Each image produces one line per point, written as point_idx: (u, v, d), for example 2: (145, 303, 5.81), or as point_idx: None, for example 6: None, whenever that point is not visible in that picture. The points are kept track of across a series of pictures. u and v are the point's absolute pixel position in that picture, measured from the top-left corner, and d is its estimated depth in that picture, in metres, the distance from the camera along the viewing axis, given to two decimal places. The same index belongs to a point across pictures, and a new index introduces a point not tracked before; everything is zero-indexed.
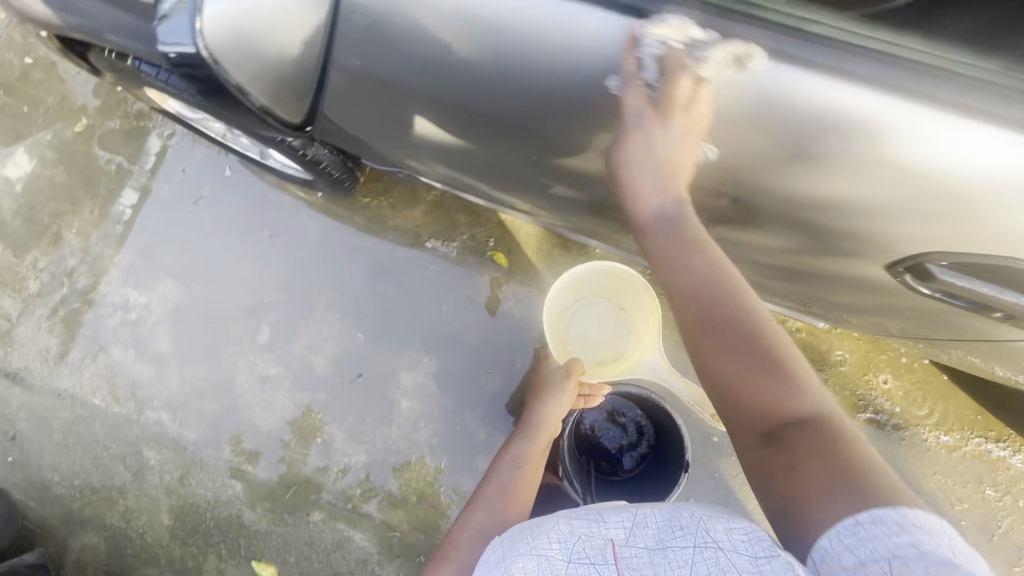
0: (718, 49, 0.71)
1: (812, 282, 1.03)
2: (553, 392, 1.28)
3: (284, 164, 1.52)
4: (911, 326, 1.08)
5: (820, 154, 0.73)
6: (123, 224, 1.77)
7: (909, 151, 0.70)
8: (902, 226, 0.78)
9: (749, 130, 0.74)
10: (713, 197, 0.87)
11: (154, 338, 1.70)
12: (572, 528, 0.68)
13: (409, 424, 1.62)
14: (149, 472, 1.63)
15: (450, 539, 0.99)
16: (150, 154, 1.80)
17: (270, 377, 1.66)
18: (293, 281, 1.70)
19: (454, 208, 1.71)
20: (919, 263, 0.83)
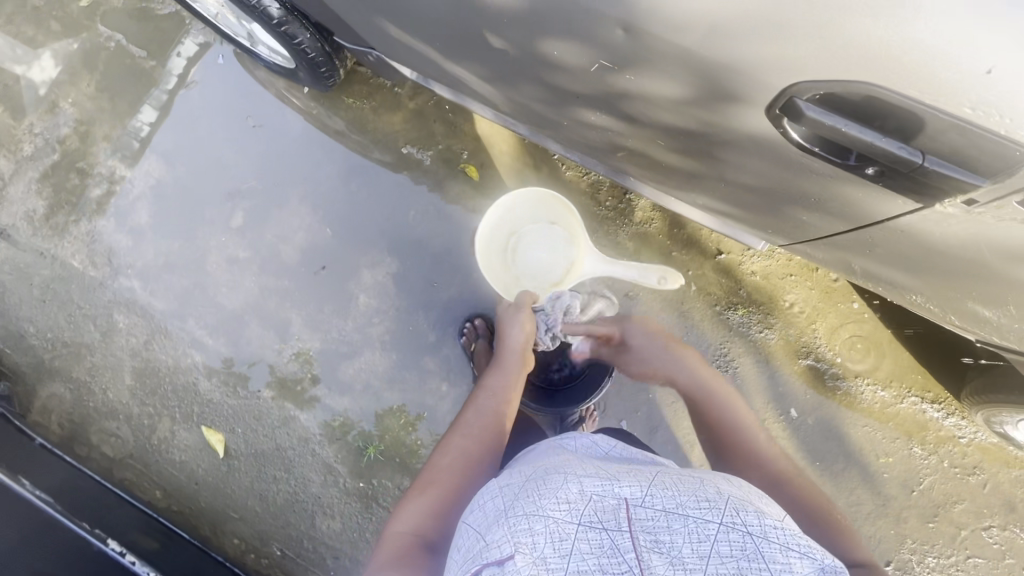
0: None
1: (721, 178, 0.91)
2: (516, 319, 1.26)
3: (271, 48, 1.55)
4: (876, 264, 0.98)
5: None
6: (139, 140, 1.80)
7: None
8: (794, 58, 0.60)
9: None
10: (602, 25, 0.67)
11: (134, 211, 1.77)
12: (582, 490, 0.61)
13: (364, 318, 1.68)
14: (117, 333, 1.72)
15: (432, 465, 0.90)
16: (172, 75, 1.83)
17: (238, 259, 1.73)
18: (270, 171, 1.76)
19: (433, 118, 1.74)
20: (801, 106, 0.64)
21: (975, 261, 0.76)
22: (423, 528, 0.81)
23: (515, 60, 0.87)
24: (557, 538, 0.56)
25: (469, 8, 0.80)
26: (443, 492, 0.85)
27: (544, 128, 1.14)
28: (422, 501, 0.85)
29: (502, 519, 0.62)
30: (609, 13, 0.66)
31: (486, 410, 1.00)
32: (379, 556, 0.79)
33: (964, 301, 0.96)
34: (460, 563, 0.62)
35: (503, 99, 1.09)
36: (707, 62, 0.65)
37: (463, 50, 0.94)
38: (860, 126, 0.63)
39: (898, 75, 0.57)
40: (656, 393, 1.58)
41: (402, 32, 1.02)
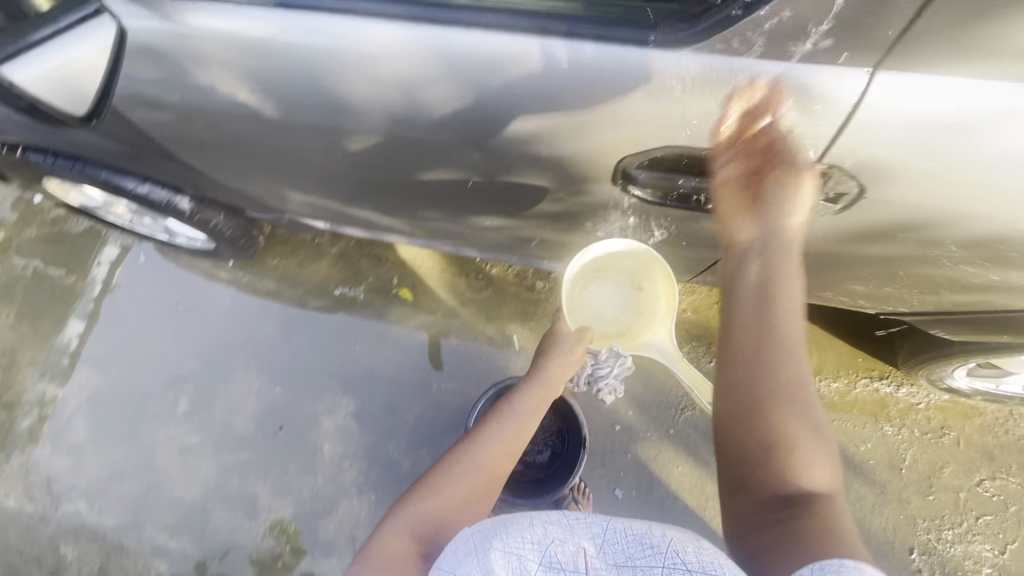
0: (371, 31, 0.70)
1: (610, 240, 1.04)
2: (566, 348, 1.12)
3: (189, 236, 1.64)
4: None
5: (507, 100, 0.71)
6: (70, 355, 1.79)
7: (571, 77, 0.67)
8: (619, 146, 0.74)
9: (450, 93, 0.72)
10: (466, 152, 0.80)
11: (72, 428, 1.71)
12: (544, 532, 0.67)
13: (333, 467, 1.63)
14: (67, 568, 1.57)
15: (446, 478, 0.86)
16: (97, 282, 1.87)
17: (191, 445, 1.67)
18: (209, 348, 1.77)
19: (357, 256, 1.85)
20: (634, 172, 0.77)
21: (820, 246, 0.91)
22: (419, 531, 0.77)
23: (406, 193, 0.99)
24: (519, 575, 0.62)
25: (353, 164, 0.93)
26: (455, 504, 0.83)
27: (454, 240, 1.26)
28: (431, 504, 0.82)
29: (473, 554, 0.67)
30: (466, 142, 0.78)
31: (507, 431, 0.96)
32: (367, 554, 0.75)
33: (850, 283, 1.09)
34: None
35: (410, 225, 1.21)
36: (552, 158, 0.78)
37: (362, 196, 1.06)
38: (681, 175, 0.77)
39: (694, 132, 0.71)
40: (639, 451, 1.59)
41: (305, 194, 1.15)
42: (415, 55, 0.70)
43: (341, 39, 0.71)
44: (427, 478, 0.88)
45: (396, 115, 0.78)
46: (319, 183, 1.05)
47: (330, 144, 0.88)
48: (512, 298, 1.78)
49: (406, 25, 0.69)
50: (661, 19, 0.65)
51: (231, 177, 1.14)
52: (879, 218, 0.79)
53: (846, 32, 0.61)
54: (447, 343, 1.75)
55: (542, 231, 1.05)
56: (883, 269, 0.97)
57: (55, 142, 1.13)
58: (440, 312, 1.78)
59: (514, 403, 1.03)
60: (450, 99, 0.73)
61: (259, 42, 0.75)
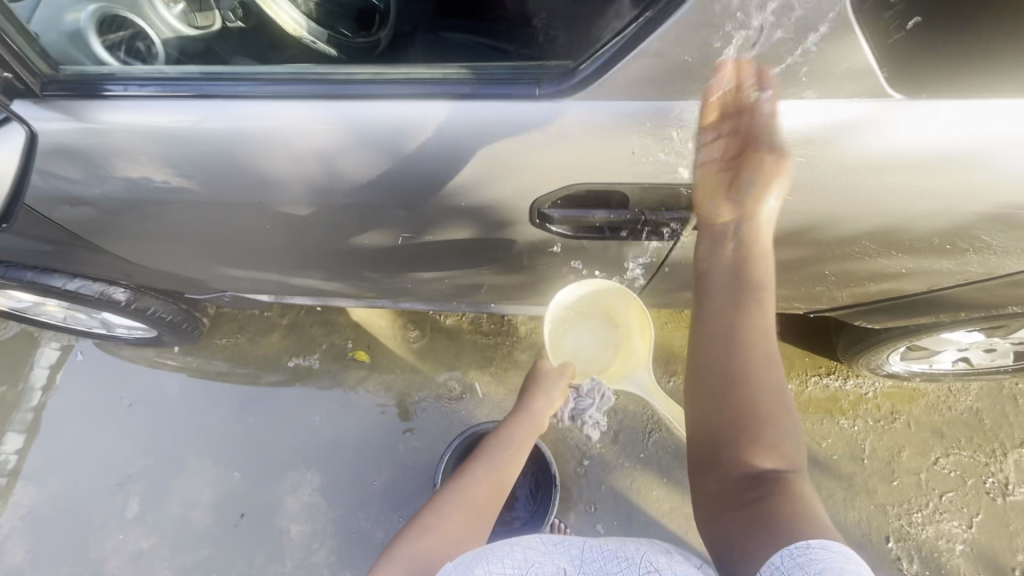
0: (285, 111, 0.74)
1: (545, 277, 1.08)
2: (550, 384, 1.08)
3: (129, 327, 1.60)
4: (712, 290, 1.16)
5: (420, 159, 0.75)
6: (9, 472, 1.65)
7: (476, 132, 0.73)
8: (533, 190, 0.79)
9: (367, 157, 0.76)
10: (391, 212, 0.84)
11: (6, 553, 1.56)
12: (520, 557, 0.67)
13: (302, 549, 1.54)
14: None
15: (428, 518, 0.84)
16: (36, 388, 1.76)
17: (144, 550, 1.55)
18: (159, 441, 1.68)
19: (309, 324, 1.84)
20: (547, 212, 0.82)
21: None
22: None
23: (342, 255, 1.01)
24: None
25: (283, 234, 0.94)
26: (431, 550, 0.78)
27: (399, 296, 1.28)
28: (409, 549, 0.78)
29: None
30: (389, 202, 0.82)
31: (487, 472, 0.94)
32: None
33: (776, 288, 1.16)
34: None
35: (354, 286, 1.22)
36: (472, 208, 0.82)
37: (299, 264, 1.08)
38: (593, 210, 0.82)
39: (593, 171, 0.76)
40: (613, 482, 1.59)
41: (243, 270, 1.15)
42: (328, 127, 0.74)
43: (256, 120, 0.75)
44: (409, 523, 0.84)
45: (317, 184, 0.80)
46: (255, 257, 1.06)
47: (257, 218, 0.89)
48: (470, 346, 1.79)
49: (317, 102, 0.74)
50: (545, 79, 0.73)
51: (164, 262, 1.13)
52: (777, 227, 0.86)
53: (700, 74, 0.70)
54: (410, 399, 1.73)
55: (481, 277, 1.09)
56: (797, 272, 1.05)
57: None
58: (399, 369, 1.77)
59: (497, 444, 1.00)
60: (364, 165, 0.77)
61: (175, 131, 0.78)
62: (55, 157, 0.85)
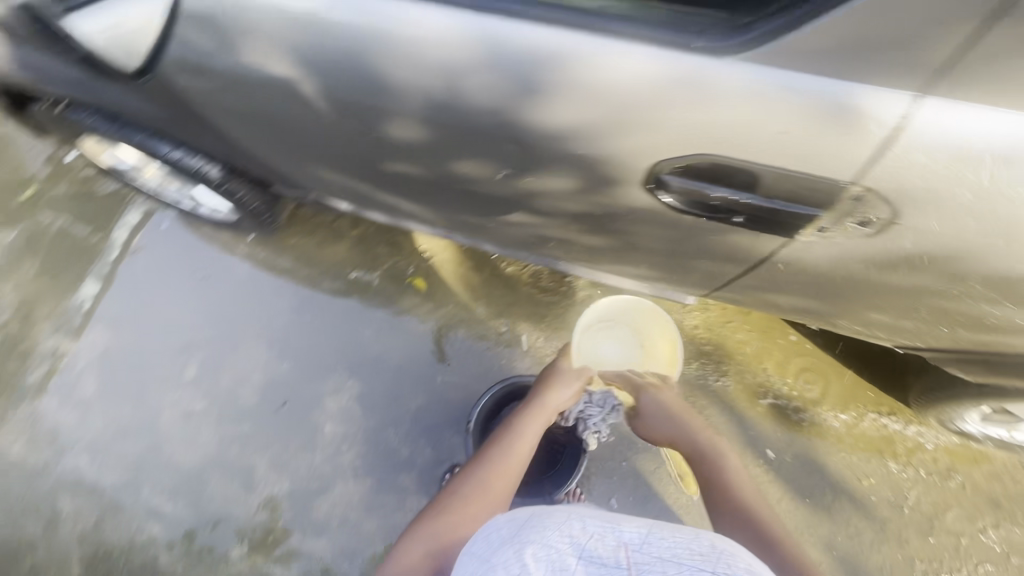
0: (420, 15, 0.72)
1: (630, 247, 1.03)
2: (563, 382, 1.24)
3: (213, 206, 1.67)
4: (800, 299, 1.09)
5: (547, 91, 0.71)
6: (81, 315, 1.81)
7: (614, 75, 0.68)
8: (656, 150, 0.73)
9: (492, 79, 0.72)
10: (498, 144, 0.80)
11: (80, 384, 1.73)
12: (584, 527, 0.74)
13: (332, 448, 1.64)
14: (62, 520, 1.59)
15: (454, 494, 0.99)
16: (115, 246, 1.90)
17: (195, 412, 1.69)
18: (222, 318, 1.79)
19: (375, 242, 1.87)
20: (664, 178, 0.77)
21: (846, 273, 0.89)
22: (429, 552, 0.89)
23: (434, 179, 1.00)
24: (559, 565, 0.68)
25: (383, 146, 0.93)
26: (456, 518, 0.94)
27: (475, 233, 1.27)
28: (438, 521, 0.94)
29: (513, 543, 0.72)
30: (500, 133, 0.78)
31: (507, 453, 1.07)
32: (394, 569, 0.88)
33: (871, 314, 1.07)
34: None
35: (433, 214, 1.22)
36: (584, 157, 0.77)
37: (388, 180, 1.08)
38: (716, 187, 0.75)
39: (727, 142, 0.70)
40: (637, 463, 1.58)
41: (333, 174, 1.16)
42: (461, 40, 0.71)
43: (390, 19, 0.73)
44: (439, 499, 1.00)
45: (432, 99, 0.78)
46: (349, 165, 1.07)
47: (365, 126, 0.89)
48: (524, 298, 1.79)
49: (455, 12, 0.71)
50: (708, 32, 0.67)
51: (262, 150, 1.15)
52: (908, 249, 0.78)
53: (884, 54, 0.62)
54: (456, 336, 1.76)
55: (565, 232, 1.06)
56: (905, 303, 0.96)
57: (97, 100, 1.17)
58: (451, 304, 1.79)
59: (515, 430, 1.13)
60: (487, 88, 0.73)
61: (307, 16, 0.77)
62: (188, 22, 0.87)
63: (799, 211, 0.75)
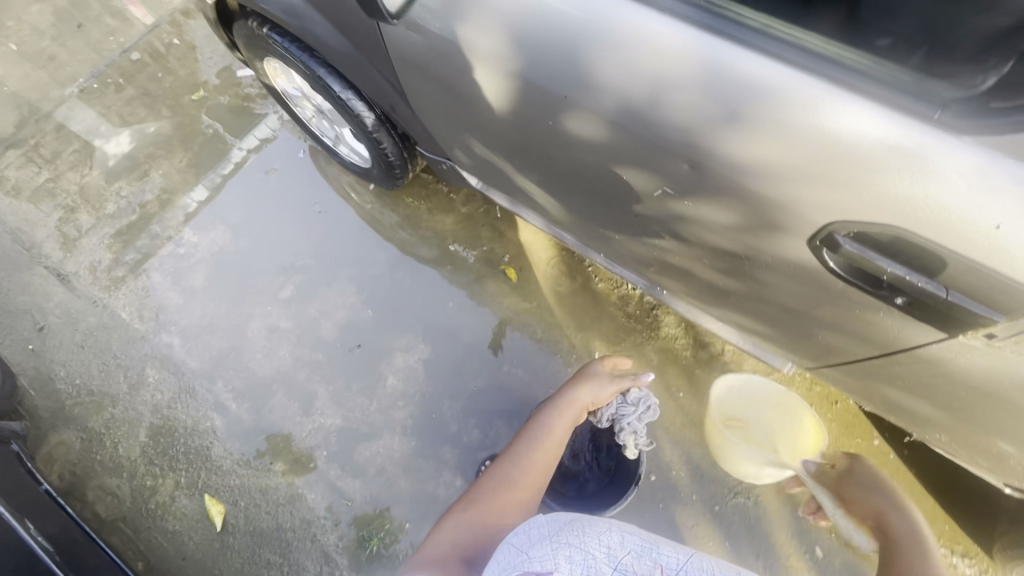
0: (648, 21, 0.75)
1: (756, 297, 1.01)
2: (597, 381, 1.20)
3: (352, 150, 1.79)
4: (918, 402, 1.03)
5: (747, 122, 0.72)
6: (186, 214, 1.99)
7: (822, 123, 0.69)
8: (835, 207, 0.72)
9: (697, 97, 0.74)
10: (673, 161, 0.82)
11: (192, 273, 1.90)
12: (620, 542, 0.71)
13: (389, 400, 1.71)
14: (143, 387, 1.75)
15: (481, 490, 0.97)
16: (229, 162, 2.07)
17: (280, 328, 1.81)
18: (326, 252, 1.91)
19: (481, 223, 1.93)
20: (833, 236, 0.76)
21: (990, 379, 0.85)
22: (453, 545, 0.87)
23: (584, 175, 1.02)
24: (595, 574, 0.65)
25: (553, 134, 0.97)
26: (485, 514, 0.92)
27: (595, 240, 1.29)
28: (466, 514, 0.92)
29: (549, 541, 0.70)
30: (678, 150, 0.80)
31: (534, 450, 1.05)
32: (417, 557, 0.86)
33: (992, 442, 1.00)
34: (499, 571, 0.68)
35: (561, 210, 1.25)
36: (758, 197, 0.78)
37: (536, 168, 1.12)
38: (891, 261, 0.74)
39: (918, 220, 0.68)
40: (676, 514, 1.54)
41: (484, 149, 1.21)
42: (680, 53, 0.74)
43: (616, 18, 0.77)
44: (466, 493, 0.98)
45: (627, 103, 0.80)
46: (506, 144, 1.11)
47: (543, 112, 0.93)
48: (607, 318, 1.78)
49: (683, 25, 0.73)
50: (956, 105, 0.65)
51: (427, 111, 1.23)
52: None
53: None
54: (532, 334, 1.78)
55: (692, 264, 1.06)
56: None
57: (301, 29, 1.29)
58: (535, 302, 1.82)
59: (540, 425, 1.10)
60: (686, 104, 0.75)
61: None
62: None
63: (974, 307, 0.73)
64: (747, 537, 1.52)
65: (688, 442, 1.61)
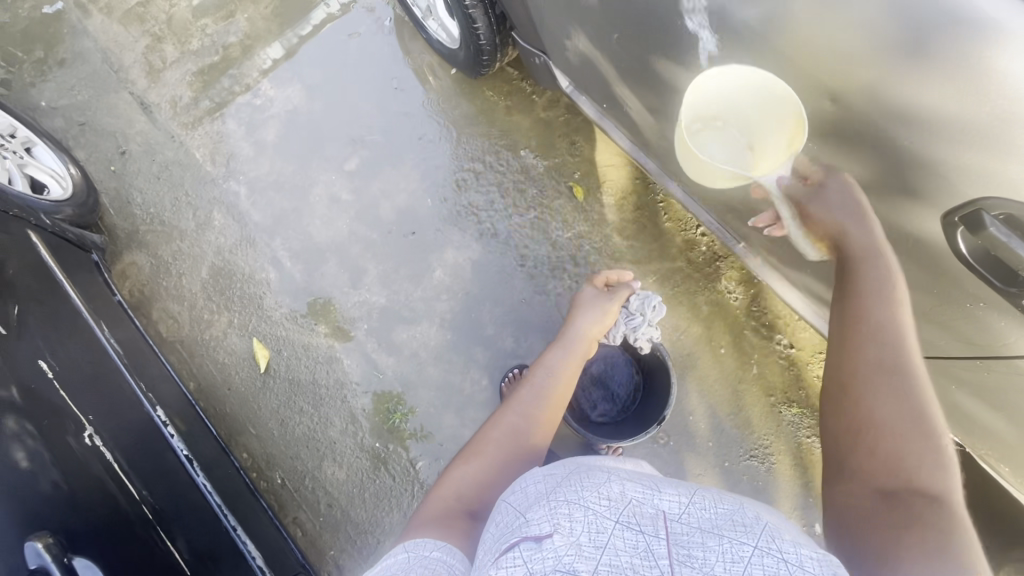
0: None
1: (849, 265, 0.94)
2: (598, 308, 1.17)
3: (442, 26, 1.68)
4: (989, 414, 0.97)
5: (931, 59, 0.64)
6: (259, 70, 1.95)
7: (1016, 78, 0.61)
8: (988, 175, 0.67)
9: (883, 18, 0.65)
10: (819, 92, 0.75)
11: (264, 127, 1.91)
12: (621, 492, 0.60)
13: (433, 291, 1.74)
14: (210, 228, 1.84)
15: (483, 438, 0.90)
16: (309, 23, 1.98)
17: (340, 199, 1.83)
18: (395, 131, 1.87)
19: (558, 132, 1.82)
20: (975, 212, 0.70)
21: None
22: (466, 494, 0.80)
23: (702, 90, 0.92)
24: (595, 529, 0.55)
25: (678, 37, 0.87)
26: (494, 461, 0.85)
27: (683, 171, 1.20)
28: (471, 464, 0.85)
29: (546, 501, 0.60)
30: (832, 79, 0.73)
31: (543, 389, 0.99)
32: (425, 510, 0.78)
33: None
34: (496, 539, 0.59)
35: (656, 131, 1.15)
36: (914, 160, 0.72)
37: (644, 76, 1.02)
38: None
39: None
40: (686, 459, 1.57)
41: (589, 46, 1.10)
42: None
43: None
44: (469, 440, 0.91)
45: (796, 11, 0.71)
46: (617, 42, 1.01)
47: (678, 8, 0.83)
48: (667, 259, 1.71)
49: None
50: None
51: None
52: None
53: None
54: (585, 258, 1.74)
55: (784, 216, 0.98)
56: None
57: None
58: (596, 227, 1.75)
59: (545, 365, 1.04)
60: (867, 25, 0.67)
61: None
62: None
63: None
64: (750, 498, 1.54)
65: (717, 397, 1.60)
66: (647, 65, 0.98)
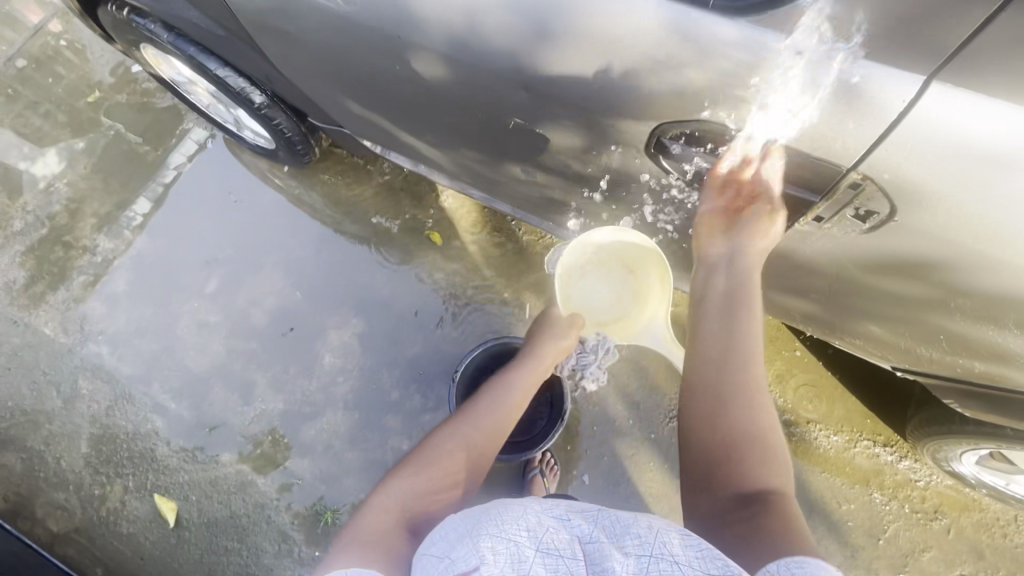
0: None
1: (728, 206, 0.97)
2: (557, 330, 1.22)
3: (255, 134, 1.72)
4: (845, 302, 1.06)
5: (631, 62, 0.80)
6: (93, 228, 1.89)
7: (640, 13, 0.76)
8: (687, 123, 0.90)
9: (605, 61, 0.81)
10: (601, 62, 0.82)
11: (111, 280, 1.84)
12: (538, 519, 0.64)
13: (328, 377, 1.71)
14: (78, 400, 1.72)
15: (431, 447, 0.91)
16: (166, 164, 1.96)
17: (210, 323, 1.79)
18: (245, 239, 1.87)
19: (400, 190, 1.90)
20: (660, 139, 0.89)
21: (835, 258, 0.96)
22: (409, 506, 0.81)
23: (466, 103, 1.00)
24: (517, 560, 0.58)
25: (400, 78, 1.03)
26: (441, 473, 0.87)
27: (490, 187, 1.31)
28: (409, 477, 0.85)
29: (466, 542, 0.61)
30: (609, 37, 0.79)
31: (499, 406, 1.02)
32: (348, 534, 0.77)
33: (858, 321, 1.10)
34: None
35: (450, 162, 1.28)
36: (601, 112, 0.87)
37: (416, 121, 1.14)
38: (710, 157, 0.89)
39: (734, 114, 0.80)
40: (616, 446, 1.61)
41: (367, 111, 1.22)
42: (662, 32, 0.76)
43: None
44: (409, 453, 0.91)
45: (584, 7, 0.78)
46: (380, 96, 1.12)
47: (393, 57, 0.99)
48: (536, 268, 1.80)
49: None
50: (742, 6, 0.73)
51: (304, 69, 1.18)
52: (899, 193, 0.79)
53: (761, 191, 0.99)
54: (462, 295, 1.78)
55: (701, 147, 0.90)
56: (889, 307, 1.01)
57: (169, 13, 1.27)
58: (463, 264, 1.82)
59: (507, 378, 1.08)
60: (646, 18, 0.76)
61: None
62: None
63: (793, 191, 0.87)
64: None
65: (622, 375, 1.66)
66: (417, 100, 1.07)
